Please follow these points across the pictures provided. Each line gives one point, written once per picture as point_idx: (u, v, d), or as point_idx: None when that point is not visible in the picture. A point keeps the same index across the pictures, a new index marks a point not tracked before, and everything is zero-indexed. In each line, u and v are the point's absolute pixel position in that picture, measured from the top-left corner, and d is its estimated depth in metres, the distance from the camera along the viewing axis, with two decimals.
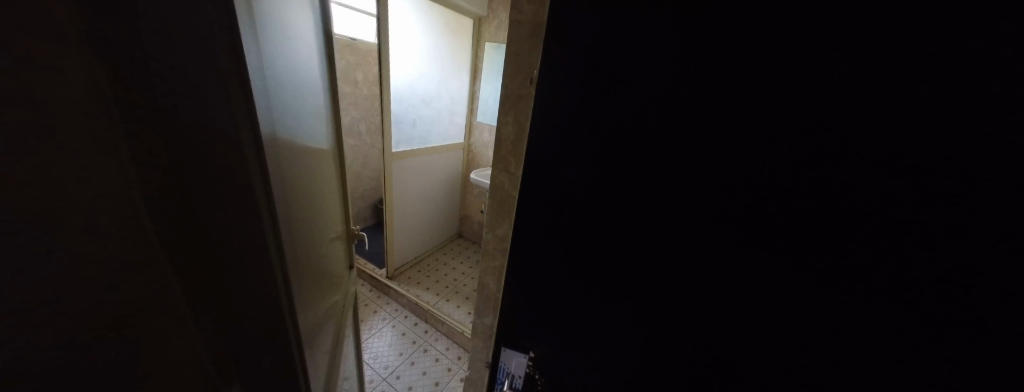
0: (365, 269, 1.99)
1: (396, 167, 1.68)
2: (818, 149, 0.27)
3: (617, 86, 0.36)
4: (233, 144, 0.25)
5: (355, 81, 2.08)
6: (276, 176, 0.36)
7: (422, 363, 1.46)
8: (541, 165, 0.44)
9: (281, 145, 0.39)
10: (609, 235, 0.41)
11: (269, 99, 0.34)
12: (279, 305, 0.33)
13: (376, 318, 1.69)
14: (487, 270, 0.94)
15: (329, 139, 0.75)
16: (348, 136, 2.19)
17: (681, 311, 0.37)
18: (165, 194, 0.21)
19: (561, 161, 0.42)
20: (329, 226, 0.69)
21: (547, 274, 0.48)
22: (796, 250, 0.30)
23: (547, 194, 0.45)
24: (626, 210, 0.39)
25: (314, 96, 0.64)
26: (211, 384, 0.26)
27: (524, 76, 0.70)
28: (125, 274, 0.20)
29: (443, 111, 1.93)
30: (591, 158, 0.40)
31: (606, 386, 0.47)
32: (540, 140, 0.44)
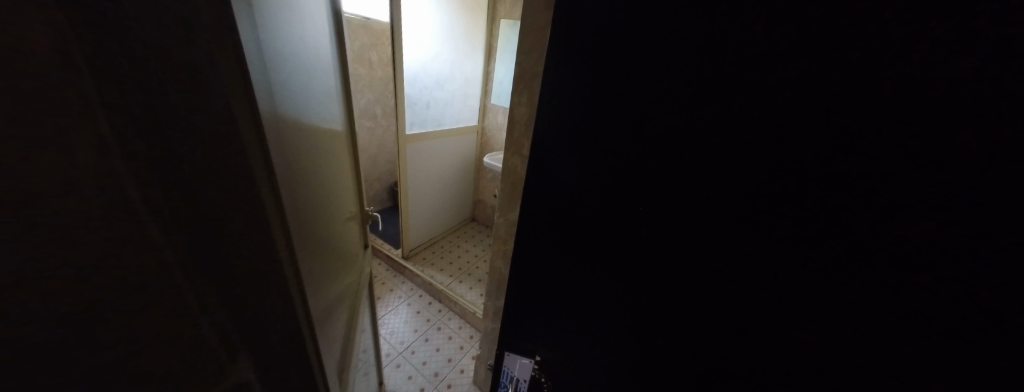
0: (382, 250, 2.05)
1: (411, 150, 1.69)
2: (851, 147, 0.24)
3: (628, 73, 0.33)
4: (228, 125, 0.25)
5: (370, 63, 2.08)
6: (282, 162, 0.36)
7: (436, 340, 1.52)
8: (547, 152, 0.42)
9: (285, 128, 0.38)
10: (619, 228, 0.38)
11: (270, 81, 0.34)
12: (289, 287, 0.33)
13: (393, 296, 1.75)
14: (498, 254, 0.95)
15: (342, 121, 0.75)
16: (364, 119, 2.21)
17: (690, 311, 0.36)
18: (158, 183, 0.21)
19: (569, 149, 0.40)
20: (343, 209, 0.70)
21: (552, 270, 0.47)
22: (825, 253, 0.27)
23: (552, 184, 0.43)
24: (640, 201, 0.36)
25: (326, 76, 0.63)
26: (217, 358, 0.27)
27: (538, 54, 0.66)
28: (122, 250, 0.20)
29: (457, 93, 1.90)
30: (600, 146, 0.37)
31: (611, 379, 0.47)
32: (546, 131, 0.41)
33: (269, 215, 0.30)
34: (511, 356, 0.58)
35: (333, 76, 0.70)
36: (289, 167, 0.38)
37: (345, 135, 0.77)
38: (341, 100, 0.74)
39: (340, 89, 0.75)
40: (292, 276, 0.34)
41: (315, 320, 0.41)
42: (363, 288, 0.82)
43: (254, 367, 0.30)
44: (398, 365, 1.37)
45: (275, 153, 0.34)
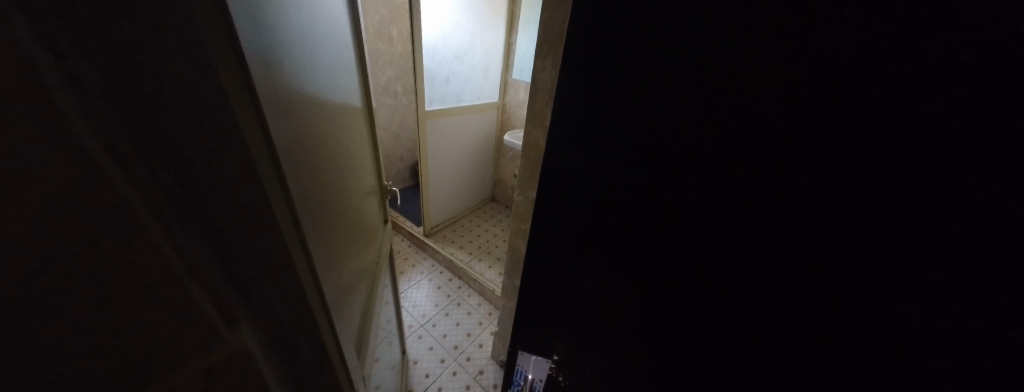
0: (404, 227, 2.10)
1: (430, 127, 1.67)
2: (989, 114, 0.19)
3: (684, 34, 0.28)
4: (216, 100, 0.22)
5: (390, 37, 2.03)
6: (286, 138, 0.33)
7: (456, 315, 1.56)
8: (572, 123, 0.38)
9: (290, 103, 0.36)
10: (660, 212, 0.35)
11: (270, 48, 0.31)
12: (297, 277, 0.31)
13: (415, 271, 1.80)
14: (517, 233, 0.92)
15: (359, 96, 0.72)
16: (385, 96, 2.20)
17: (744, 301, 0.32)
18: (145, 165, 0.19)
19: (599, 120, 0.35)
20: (362, 186, 0.70)
21: (575, 256, 0.44)
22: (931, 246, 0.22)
23: (576, 160, 0.39)
24: (688, 181, 0.32)
25: (341, 46, 0.60)
26: (228, 352, 0.25)
27: (564, 14, 0.60)
28: (109, 240, 0.18)
29: (478, 68, 1.83)
30: (640, 118, 0.33)
31: (636, 365, 0.45)
32: (574, 99, 0.37)
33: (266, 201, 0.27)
34: (525, 355, 0.58)
35: (349, 48, 0.67)
36: (298, 145, 0.37)
37: (362, 110, 0.75)
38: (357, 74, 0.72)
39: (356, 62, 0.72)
40: (301, 262, 0.32)
41: (331, 299, 0.40)
42: (383, 262, 0.82)
43: (270, 354, 0.29)
44: (420, 337, 1.43)
45: (280, 129, 0.32)
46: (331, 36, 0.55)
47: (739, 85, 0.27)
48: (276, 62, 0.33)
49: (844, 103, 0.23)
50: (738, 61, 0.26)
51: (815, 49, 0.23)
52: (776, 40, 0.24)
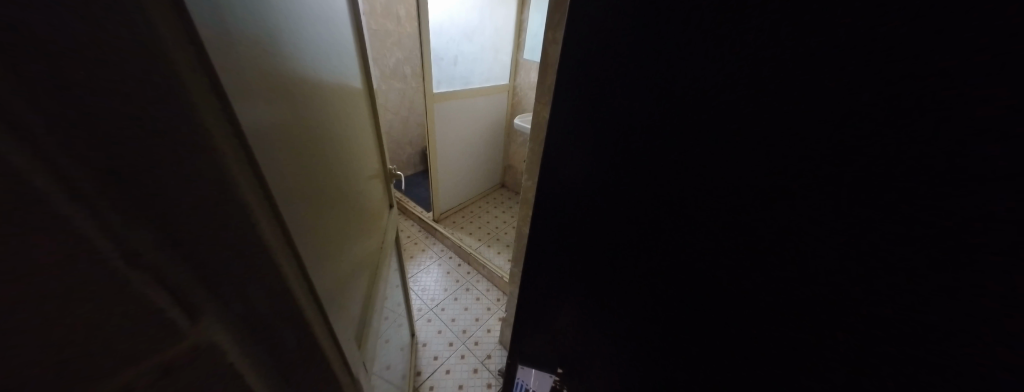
0: (413, 212, 2.11)
1: (438, 110, 1.63)
2: None
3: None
4: (178, 77, 0.19)
5: (397, 16, 1.97)
6: (274, 120, 0.31)
7: (465, 300, 1.57)
8: (589, 103, 0.34)
9: (277, 80, 0.33)
10: (689, 205, 0.31)
11: (249, 20, 0.28)
12: (290, 270, 0.29)
13: (424, 256, 1.82)
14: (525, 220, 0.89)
15: (359, 76, 0.69)
16: (393, 79, 2.16)
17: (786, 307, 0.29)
18: (85, 160, 0.16)
19: (617, 100, 0.32)
20: (364, 171, 0.67)
21: (588, 249, 0.42)
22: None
23: (593, 144, 0.35)
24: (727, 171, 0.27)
25: (338, 19, 0.56)
26: (211, 362, 0.23)
27: None
28: (52, 248, 0.16)
29: (487, 48, 1.75)
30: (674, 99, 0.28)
31: (653, 360, 0.42)
32: (590, 76, 0.33)
33: (257, 187, 0.25)
34: (527, 369, 0.62)
35: (347, 24, 0.63)
36: (288, 127, 0.34)
37: (363, 90, 0.72)
38: (356, 52, 0.68)
39: (355, 39, 0.68)
40: (293, 255, 0.30)
41: (327, 288, 0.38)
42: (388, 248, 0.81)
43: (272, 344, 0.28)
44: (429, 320, 1.45)
45: (264, 112, 0.29)
46: (325, 7, 0.51)
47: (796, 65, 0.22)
48: (259, 37, 0.30)
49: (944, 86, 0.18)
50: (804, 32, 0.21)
51: (917, 20, 0.18)
52: (861, 7, 0.20)
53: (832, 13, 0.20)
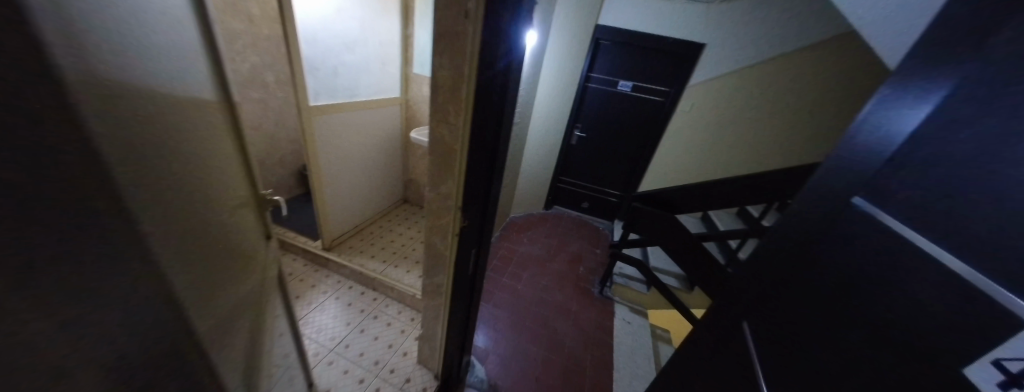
0: (294, 243, 1.78)
1: (319, 124, 1.45)
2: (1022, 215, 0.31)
3: (956, 121, 0.37)
4: None
5: (248, 15, 1.73)
6: (115, 156, 0.28)
7: (373, 329, 1.43)
8: (840, 164, 0.49)
9: (104, 96, 0.28)
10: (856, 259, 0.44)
11: (78, 44, 0.26)
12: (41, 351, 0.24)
13: (316, 292, 1.56)
14: (434, 230, 0.91)
15: (217, 90, 0.58)
16: (250, 86, 1.87)
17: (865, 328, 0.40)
18: None
19: (861, 164, 0.46)
20: (224, 200, 0.57)
21: (775, 265, 0.58)
22: (973, 296, 0.32)
23: (827, 191, 0.51)
24: (889, 241, 0.40)
25: (185, 27, 0.48)
26: None
27: (457, 9, 0.60)
28: None
29: (373, 59, 1.66)
30: (898, 173, 0.42)
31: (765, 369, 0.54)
32: (854, 137, 0.47)
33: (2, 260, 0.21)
34: None
35: (196, 29, 0.53)
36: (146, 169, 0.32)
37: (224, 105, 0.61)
38: (211, 62, 0.56)
39: (210, 46, 0.56)
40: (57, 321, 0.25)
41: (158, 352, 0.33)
42: (266, 289, 0.70)
43: None
44: (330, 363, 1.26)
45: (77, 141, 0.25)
46: (162, 16, 0.44)
47: (950, 170, 0.37)
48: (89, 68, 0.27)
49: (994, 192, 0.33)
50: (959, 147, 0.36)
51: (1008, 154, 0.32)
52: (978, 136, 0.34)
53: (983, 134, 0.34)
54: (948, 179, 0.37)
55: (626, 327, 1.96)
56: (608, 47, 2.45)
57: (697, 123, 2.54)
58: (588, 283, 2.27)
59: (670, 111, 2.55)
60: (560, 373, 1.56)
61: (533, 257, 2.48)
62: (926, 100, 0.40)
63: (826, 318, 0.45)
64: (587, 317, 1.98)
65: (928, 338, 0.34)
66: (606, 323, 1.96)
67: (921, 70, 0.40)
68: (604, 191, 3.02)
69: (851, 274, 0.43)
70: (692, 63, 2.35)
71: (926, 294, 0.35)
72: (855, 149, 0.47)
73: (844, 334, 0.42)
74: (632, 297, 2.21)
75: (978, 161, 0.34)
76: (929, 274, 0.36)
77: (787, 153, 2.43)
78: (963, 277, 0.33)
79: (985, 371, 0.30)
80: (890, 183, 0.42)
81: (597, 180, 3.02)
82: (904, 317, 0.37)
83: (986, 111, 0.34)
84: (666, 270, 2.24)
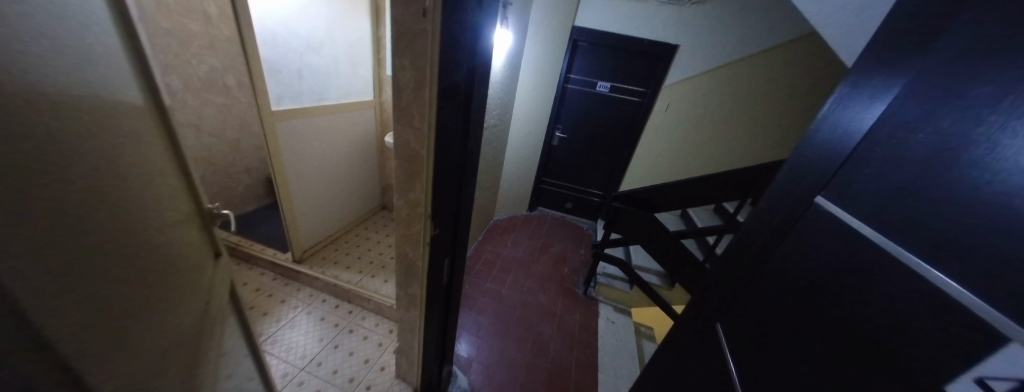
0: (262, 255, 1.68)
1: (284, 130, 1.37)
2: (969, 212, 0.31)
3: (901, 116, 0.39)
4: None
5: (205, 14, 1.62)
6: None
7: (348, 344, 1.36)
8: (806, 160, 0.52)
9: None
10: (828, 261, 0.45)
11: None
12: None
13: (287, 308, 1.47)
14: (405, 239, 0.86)
15: (153, 100, 0.53)
16: (208, 90, 1.75)
17: (841, 331, 0.41)
18: None
19: (823, 160, 0.49)
20: (156, 218, 0.51)
21: (752, 264, 0.60)
22: (939, 297, 0.32)
23: (795, 186, 0.54)
24: (857, 245, 0.41)
25: (105, 30, 0.43)
26: None
27: (415, 8, 0.57)
28: None
29: (342, 61, 1.60)
30: (857, 168, 0.44)
31: (751, 374, 0.54)
32: (818, 132, 0.50)
33: None
34: None
35: (123, 33, 0.47)
36: (10, 205, 0.28)
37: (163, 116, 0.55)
38: (144, 70, 0.51)
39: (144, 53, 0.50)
40: None
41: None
42: (212, 312, 0.63)
43: None
44: (301, 383, 1.18)
45: None
46: (81, 22, 0.39)
47: (902, 167, 0.38)
48: None
49: (944, 189, 0.33)
50: (903, 142, 0.38)
51: (950, 150, 0.33)
52: (923, 134, 0.36)
53: (925, 132, 0.36)
54: (901, 184, 0.38)
55: (609, 327, 1.97)
56: (587, 48, 2.46)
57: (673, 123, 2.60)
58: (572, 284, 2.27)
59: (647, 111, 2.59)
60: (545, 378, 1.54)
61: (517, 260, 2.45)
62: (881, 98, 0.42)
63: (807, 327, 0.45)
64: (571, 318, 1.97)
65: (905, 349, 0.34)
66: (590, 323, 1.96)
67: (877, 71, 0.43)
68: (586, 191, 3.04)
69: (825, 276, 0.45)
70: (666, 64, 2.40)
71: (899, 302, 0.35)
72: (818, 146, 0.50)
73: (826, 345, 0.42)
74: (615, 296, 2.21)
75: (922, 157, 0.36)
76: (900, 283, 0.36)
77: (757, 151, 2.52)
78: (927, 278, 0.33)
79: (968, 387, 0.29)
80: (857, 186, 0.43)
81: (578, 180, 3.04)
82: (872, 318, 0.37)
83: (929, 109, 0.36)
84: (648, 268, 2.27)
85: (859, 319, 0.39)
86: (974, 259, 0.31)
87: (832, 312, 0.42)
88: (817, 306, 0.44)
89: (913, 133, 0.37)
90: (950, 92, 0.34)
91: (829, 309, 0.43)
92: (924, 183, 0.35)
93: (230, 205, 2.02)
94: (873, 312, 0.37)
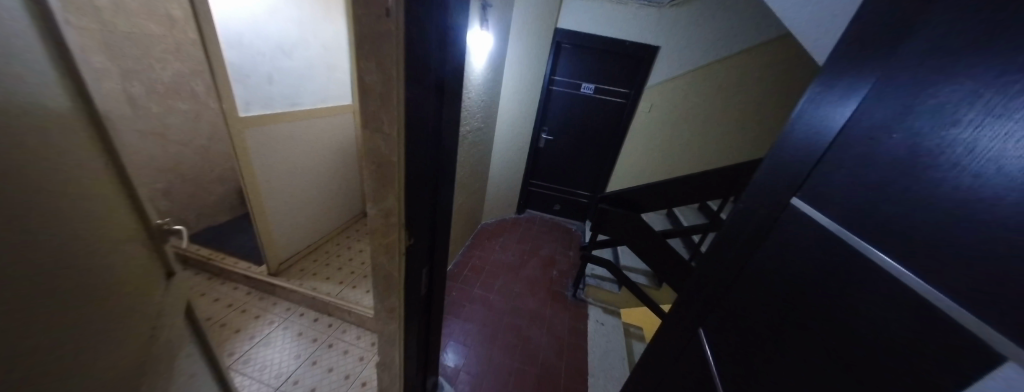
0: (234, 269, 1.59)
1: (254, 137, 1.31)
2: (941, 212, 0.31)
3: (872, 115, 0.39)
4: None
5: (169, 16, 1.54)
6: None
7: (328, 360, 1.30)
8: (781, 160, 0.53)
9: None
10: (812, 264, 0.44)
11: None
12: None
13: (261, 324, 1.39)
14: (379, 249, 0.81)
15: (85, 108, 0.47)
16: (174, 97, 1.66)
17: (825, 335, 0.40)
18: None
19: (797, 161, 0.50)
20: (88, 240, 0.46)
21: (736, 266, 0.60)
22: (920, 302, 0.32)
23: (772, 186, 0.55)
24: (839, 248, 0.41)
25: (19, 30, 0.38)
26: None
27: (378, 7, 0.53)
28: None
29: (317, 64, 1.54)
30: (832, 168, 0.44)
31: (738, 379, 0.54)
32: (792, 132, 0.51)
33: None
34: None
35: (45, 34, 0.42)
36: None
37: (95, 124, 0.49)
38: (73, 75, 0.45)
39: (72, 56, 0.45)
40: None
41: None
42: (157, 337, 0.58)
43: None
44: None
45: None
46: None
47: (875, 166, 0.38)
48: None
49: (915, 190, 0.33)
50: (873, 141, 0.38)
51: (917, 148, 0.33)
52: (896, 133, 0.36)
53: (896, 131, 0.36)
54: (877, 185, 0.37)
55: (599, 329, 1.95)
56: (570, 50, 2.46)
57: (657, 123, 2.63)
58: (561, 287, 2.26)
59: (630, 112, 2.61)
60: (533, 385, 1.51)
61: (505, 264, 2.42)
62: (851, 97, 0.43)
63: (795, 335, 0.44)
64: (560, 322, 1.95)
65: (893, 362, 0.33)
66: (579, 326, 1.95)
67: (848, 72, 0.44)
68: (573, 192, 3.04)
69: (809, 279, 0.44)
70: (648, 65, 2.43)
71: (886, 312, 0.34)
72: (796, 147, 0.51)
73: (813, 353, 0.41)
74: (604, 298, 2.20)
75: (896, 157, 0.36)
76: (884, 289, 0.35)
77: (739, 149, 2.57)
78: (906, 282, 0.33)
79: None
80: (830, 189, 0.43)
81: (565, 182, 3.03)
82: (859, 323, 0.37)
83: (900, 108, 0.36)
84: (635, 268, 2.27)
85: (845, 324, 0.38)
86: (947, 261, 0.30)
87: (818, 319, 0.41)
88: (802, 310, 0.44)
89: (884, 133, 0.37)
90: (917, 94, 0.34)
91: (814, 316, 0.42)
92: (898, 182, 0.35)
93: (202, 216, 1.93)
94: (860, 317, 0.37)
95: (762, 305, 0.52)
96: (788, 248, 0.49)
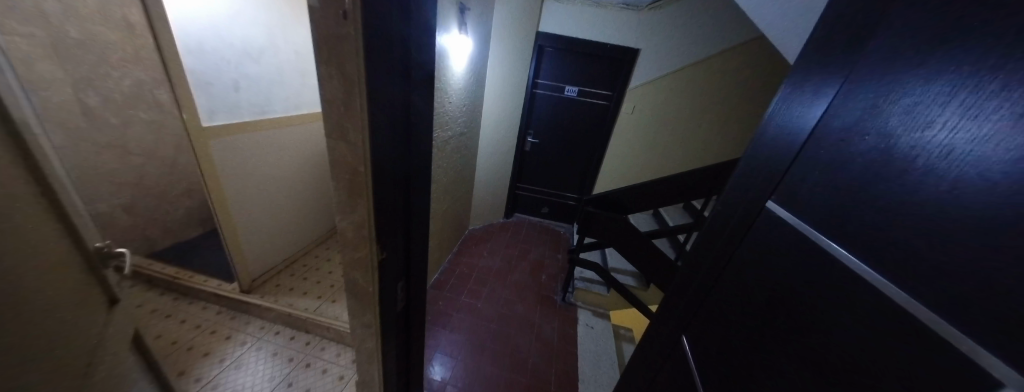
0: (202, 287, 1.50)
1: (220, 147, 1.23)
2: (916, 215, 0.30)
3: (846, 114, 0.39)
4: None
5: (127, 22, 1.46)
6: None
7: (305, 380, 1.23)
8: (756, 161, 0.53)
9: None
10: (791, 267, 0.44)
11: None
12: None
13: (232, 345, 1.31)
14: (351, 264, 0.77)
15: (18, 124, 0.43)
16: (134, 107, 1.57)
17: (811, 342, 0.39)
18: None
19: (772, 162, 0.50)
20: (7, 272, 0.40)
21: (717, 270, 0.59)
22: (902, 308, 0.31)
23: (749, 188, 0.54)
24: (817, 251, 0.40)
25: None
26: None
27: (335, 9, 0.50)
28: None
29: (286, 70, 1.49)
30: (806, 170, 0.43)
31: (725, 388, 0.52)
32: (766, 134, 0.51)
33: None
34: None
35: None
36: None
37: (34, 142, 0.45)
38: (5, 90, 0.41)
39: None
40: None
41: None
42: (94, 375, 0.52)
43: None
44: None
45: None
46: None
47: (848, 168, 0.37)
48: None
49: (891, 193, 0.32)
50: (848, 142, 0.38)
51: (893, 149, 0.33)
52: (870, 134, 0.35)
53: (869, 132, 0.36)
54: (851, 187, 0.37)
55: (589, 333, 1.93)
56: (552, 54, 2.47)
57: (639, 124, 2.66)
58: (549, 292, 2.23)
59: (613, 114, 2.64)
60: None
61: (493, 270, 2.37)
62: (821, 96, 0.42)
63: (781, 346, 0.43)
64: (549, 328, 1.92)
65: (882, 372, 0.31)
66: (569, 331, 1.92)
67: (816, 74, 0.44)
68: (560, 195, 3.03)
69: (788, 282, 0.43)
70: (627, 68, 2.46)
71: (872, 324, 0.33)
72: (769, 148, 0.50)
73: (800, 365, 0.39)
74: (593, 301, 2.19)
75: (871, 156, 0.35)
76: (865, 293, 0.34)
77: (718, 148, 2.62)
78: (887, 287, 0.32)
79: None
80: (806, 192, 0.43)
81: (551, 185, 3.03)
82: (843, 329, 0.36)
83: (873, 107, 0.35)
84: (622, 270, 2.28)
85: (829, 330, 0.37)
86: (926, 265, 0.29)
87: (803, 330, 0.40)
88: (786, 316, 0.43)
89: (860, 132, 0.37)
90: (888, 93, 0.34)
91: (799, 327, 0.40)
92: (873, 184, 0.34)
93: (169, 233, 1.82)
94: (843, 323, 0.36)
95: (744, 310, 0.51)
96: (767, 252, 0.48)
